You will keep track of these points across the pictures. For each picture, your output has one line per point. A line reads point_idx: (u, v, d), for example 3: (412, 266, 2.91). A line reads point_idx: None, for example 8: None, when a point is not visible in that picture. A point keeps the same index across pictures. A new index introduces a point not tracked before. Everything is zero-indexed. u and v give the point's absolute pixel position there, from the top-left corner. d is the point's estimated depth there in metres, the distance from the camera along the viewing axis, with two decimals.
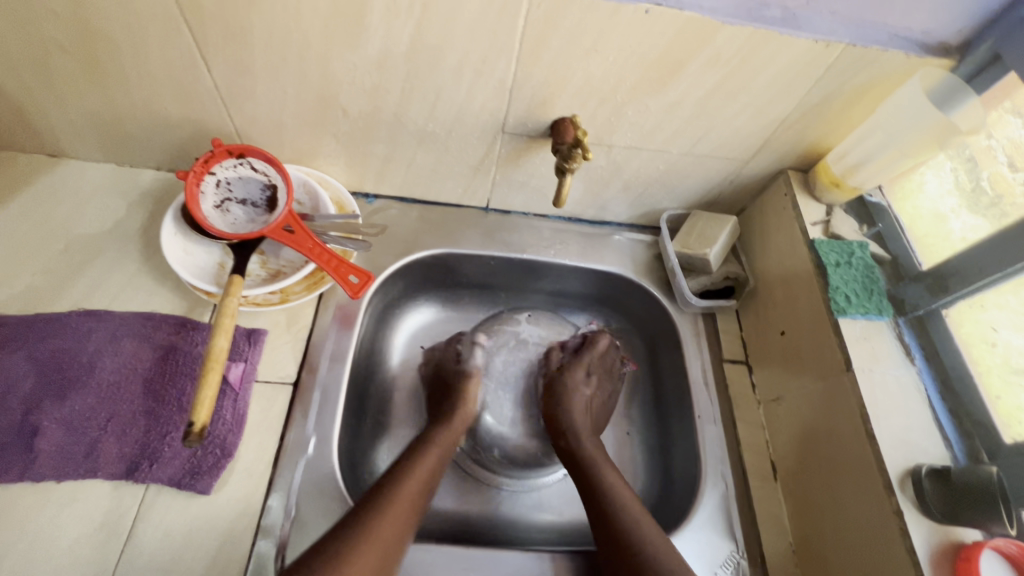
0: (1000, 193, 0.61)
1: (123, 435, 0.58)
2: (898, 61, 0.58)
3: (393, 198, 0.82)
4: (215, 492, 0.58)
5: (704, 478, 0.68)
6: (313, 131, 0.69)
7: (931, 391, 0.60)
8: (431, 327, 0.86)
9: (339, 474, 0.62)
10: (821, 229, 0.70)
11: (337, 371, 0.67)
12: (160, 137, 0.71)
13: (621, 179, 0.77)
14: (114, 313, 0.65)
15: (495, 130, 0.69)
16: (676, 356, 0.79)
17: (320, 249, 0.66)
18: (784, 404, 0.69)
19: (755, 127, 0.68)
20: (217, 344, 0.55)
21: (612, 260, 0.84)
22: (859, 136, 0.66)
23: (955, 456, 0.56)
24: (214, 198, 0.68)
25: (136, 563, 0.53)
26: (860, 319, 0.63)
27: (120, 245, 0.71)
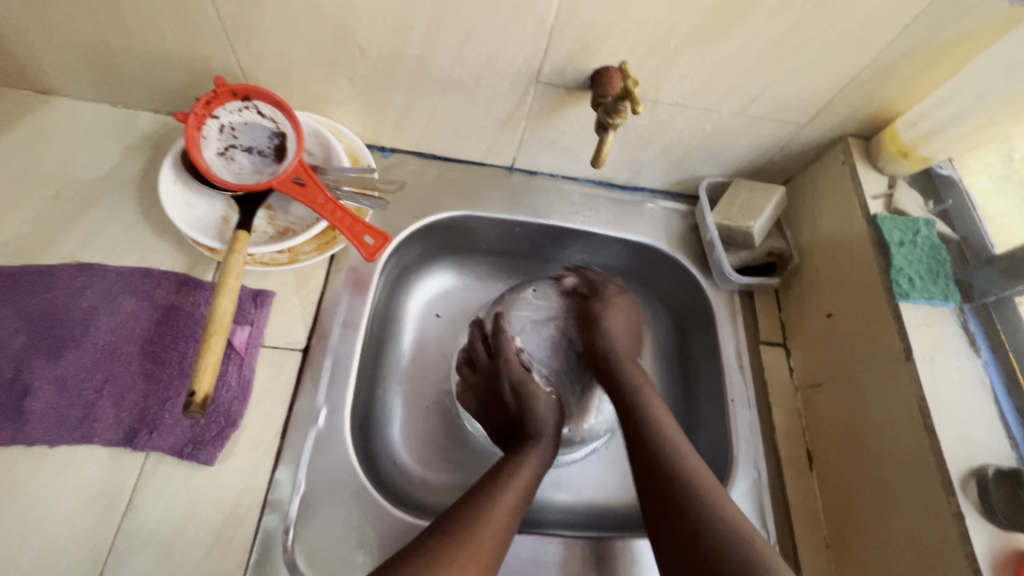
0: None
1: (120, 399, 0.54)
2: (998, 12, 0.51)
3: (410, 153, 0.76)
4: (220, 463, 0.54)
5: (735, 465, 0.64)
6: (326, 73, 0.62)
7: (998, 386, 0.55)
8: (447, 295, 0.80)
9: (352, 448, 0.58)
10: (882, 203, 0.64)
11: (350, 338, 0.62)
12: (158, 75, 0.64)
13: (662, 141, 0.70)
14: (109, 268, 0.60)
15: (529, 79, 0.62)
16: (709, 335, 0.74)
17: (334, 206, 0.61)
18: (826, 391, 0.65)
19: (821, 86, 0.61)
20: (221, 305, 0.50)
21: (644, 229, 0.78)
22: (936, 101, 0.59)
23: (1022, 458, 0.52)
24: (218, 144, 0.61)
25: (137, 536, 0.50)
26: (923, 303, 0.58)
27: (115, 194, 0.65)
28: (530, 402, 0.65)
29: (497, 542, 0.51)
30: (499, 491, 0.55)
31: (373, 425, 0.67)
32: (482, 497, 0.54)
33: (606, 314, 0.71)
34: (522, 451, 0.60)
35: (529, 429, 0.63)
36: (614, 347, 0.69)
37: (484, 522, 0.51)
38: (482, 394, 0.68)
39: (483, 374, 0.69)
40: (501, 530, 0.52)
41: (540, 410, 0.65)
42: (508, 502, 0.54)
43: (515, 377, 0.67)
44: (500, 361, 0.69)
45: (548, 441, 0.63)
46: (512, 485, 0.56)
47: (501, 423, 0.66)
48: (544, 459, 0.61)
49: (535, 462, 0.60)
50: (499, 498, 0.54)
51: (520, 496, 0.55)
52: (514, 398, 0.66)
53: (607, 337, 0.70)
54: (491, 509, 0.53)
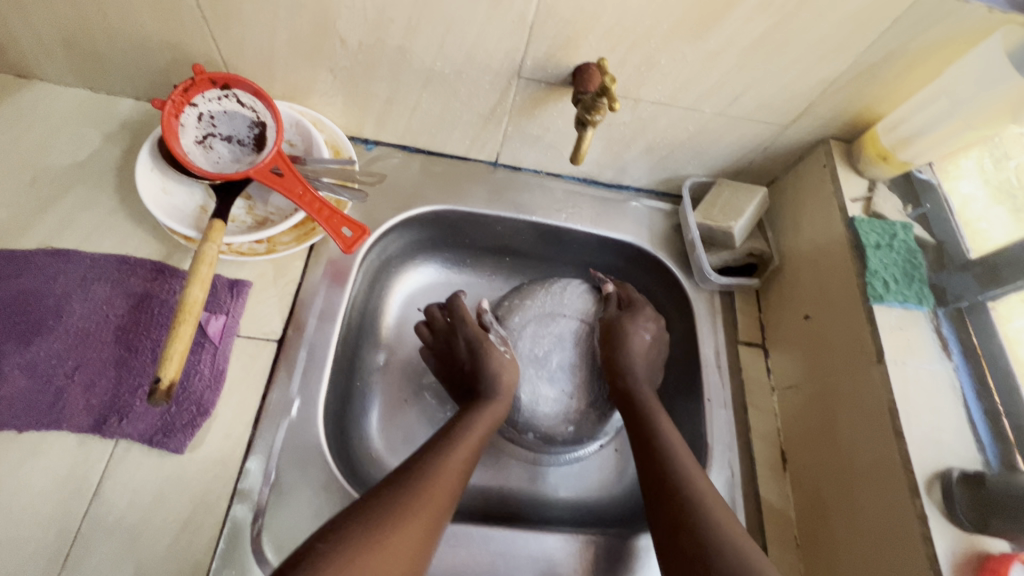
0: None
1: (91, 386, 0.54)
2: (977, 17, 0.51)
3: (394, 146, 0.76)
4: (190, 452, 0.54)
5: (709, 464, 0.64)
6: (308, 63, 0.62)
7: (967, 389, 0.55)
8: (429, 289, 0.80)
9: (324, 439, 0.58)
10: (861, 206, 0.64)
11: (326, 330, 0.63)
12: (138, 60, 0.63)
13: (644, 139, 0.70)
14: (85, 254, 0.60)
15: (511, 73, 0.61)
16: (688, 335, 0.74)
17: (311, 197, 0.60)
18: (801, 393, 0.65)
19: (802, 87, 0.61)
20: (191, 294, 0.49)
21: (627, 228, 0.78)
22: (918, 104, 0.59)
23: (988, 462, 0.52)
24: (196, 132, 0.61)
25: (103, 523, 0.50)
26: (898, 307, 0.58)
27: (93, 180, 0.65)
28: (484, 362, 0.65)
29: (439, 505, 0.50)
30: (446, 453, 0.54)
31: (351, 417, 0.68)
32: (429, 460, 0.53)
33: (638, 332, 0.69)
34: (470, 410, 0.61)
35: (483, 388, 0.63)
36: (632, 376, 0.66)
37: (426, 483, 0.50)
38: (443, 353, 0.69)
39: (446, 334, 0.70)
40: (444, 495, 0.51)
41: (494, 369, 0.64)
42: (455, 462, 0.53)
43: (470, 335, 0.67)
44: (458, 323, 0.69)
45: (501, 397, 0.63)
46: (459, 447, 0.55)
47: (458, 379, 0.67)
48: (494, 417, 0.61)
49: (485, 420, 0.60)
50: (447, 457, 0.54)
51: (467, 456, 0.55)
52: (469, 356, 0.66)
53: (628, 363, 0.67)
54: (436, 468, 0.52)
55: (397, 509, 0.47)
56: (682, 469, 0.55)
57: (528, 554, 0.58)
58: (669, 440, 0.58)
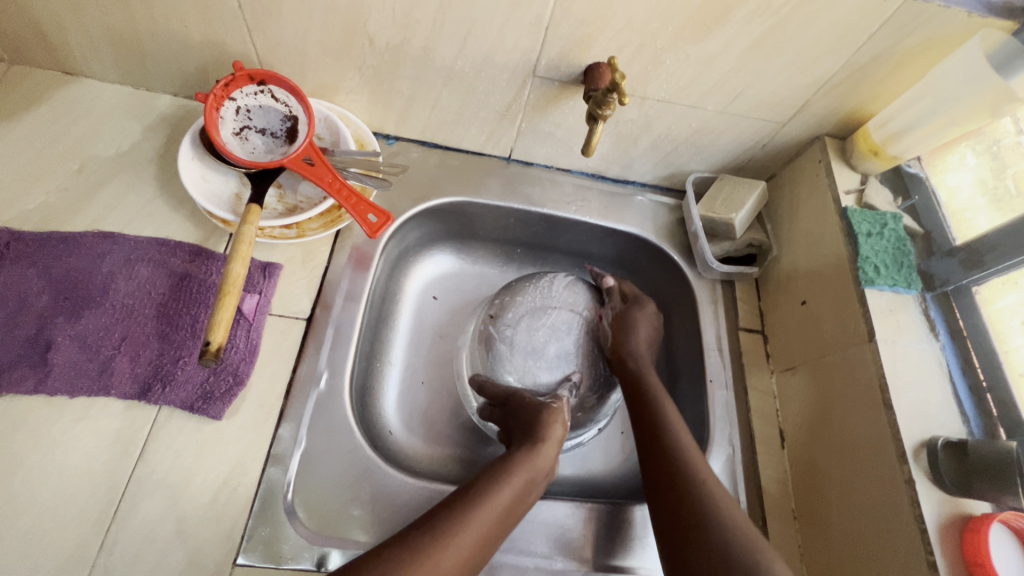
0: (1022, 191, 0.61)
1: (136, 356, 0.58)
2: (958, 21, 0.55)
3: (413, 141, 0.80)
4: (227, 419, 0.58)
5: (711, 440, 0.68)
6: (337, 62, 0.67)
7: (953, 366, 0.59)
8: (444, 278, 0.84)
9: (350, 411, 0.62)
10: (854, 198, 0.69)
11: (351, 310, 0.67)
12: (178, 58, 0.68)
13: (650, 136, 0.75)
14: (128, 237, 0.64)
15: (526, 72, 0.66)
16: (691, 321, 0.78)
17: (339, 184, 0.65)
18: (799, 374, 0.68)
19: (797, 87, 0.65)
20: (234, 269, 0.54)
21: (632, 220, 0.82)
22: (906, 101, 0.64)
23: (971, 431, 0.56)
24: (234, 124, 0.65)
25: (148, 482, 0.54)
26: (888, 290, 0.62)
27: (135, 169, 0.70)
28: (516, 394, 0.62)
29: (476, 544, 0.48)
30: (483, 494, 0.51)
31: (372, 395, 0.71)
32: (461, 499, 0.50)
33: (638, 328, 0.69)
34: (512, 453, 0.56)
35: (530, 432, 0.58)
36: (642, 365, 0.66)
37: (463, 526, 0.48)
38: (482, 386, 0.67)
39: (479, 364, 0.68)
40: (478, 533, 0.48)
41: (527, 401, 0.61)
42: (495, 504, 0.50)
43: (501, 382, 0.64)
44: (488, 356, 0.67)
45: (552, 437, 0.58)
46: (501, 488, 0.52)
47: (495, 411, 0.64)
48: (544, 457, 0.56)
49: (533, 460, 0.55)
50: (484, 499, 0.50)
51: (507, 497, 0.51)
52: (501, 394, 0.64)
53: (633, 350, 0.67)
54: (472, 511, 0.49)
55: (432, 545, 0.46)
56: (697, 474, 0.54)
57: (541, 522, 0.61)
58: (681, 444, 0.57)
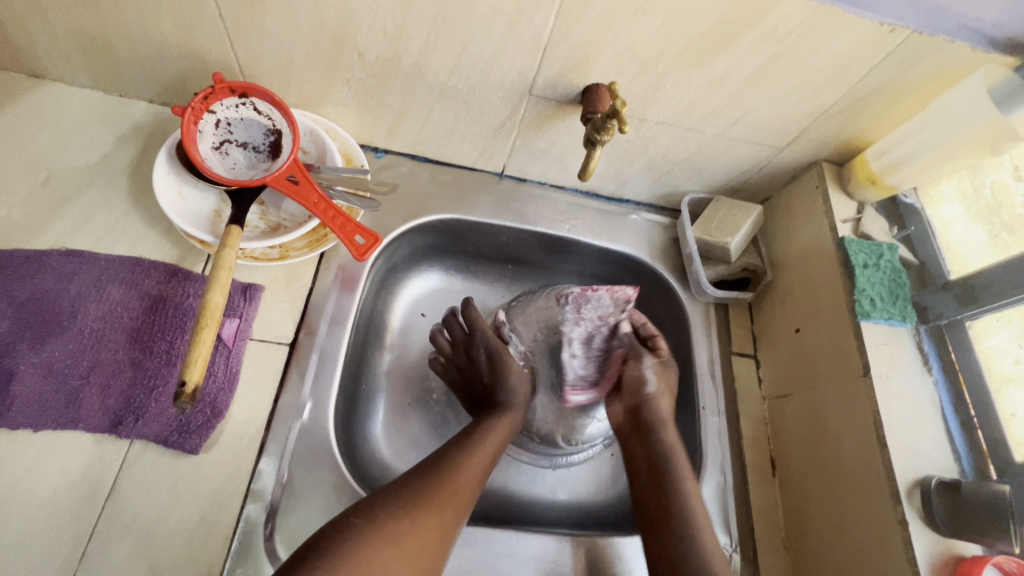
0: (1002, 201, 0.64)
1: (106, 387, 0.55)
2: (961, 55, 0.55)
3: (403, 155, 0.78)
4: (204, 453, 0.55)
5: (703, 468, 0.67)
6: (324, 74, 0.64)
7: (945, 402, 0.59)
8: (433, 295, 0.82)
9: (334, 441, 0.60)
10: (850, 227, 0.68)
11: (337, 334, 0.64)
12: (154, 66, 0.64)
13: (647, 157, 0.73)
14: (99, 256, 0.61)
15: (522, 91, 0.64)
16: (684, 345, 0.77)
17: (326, 205, 0.62)
18: (791, 402, 0.68)
19: (797, 114, 0.64)
20: (212, 298, 0.51)
21: (626, 240, 0.81)
22: (905, 132, 0.63)
23: (962, 470, 0.56)
24: (213, 139, 0.62)
25: (118, 522, 0.51)
26: (883, 323, 0.62)
27: (107, 182, 0.66)
28: (502, 376, 0.66)
29: (469, 493, 0.54)
30: (471, 448, 0.58)
31: (357, 420, 0.69)
32: (454, 453, 0.57)
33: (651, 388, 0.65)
34: (491, 417, 0.63)
35: (500, 398, 0.65)
36: (670, 449, 0.61)
37: (456, 476, 0.54)
38: (461, 366, 0.70)
39: (463, 346, 0.70)
40: (469, 486, 0.54)
41: (513, 384, 0.66)
42: (481, 457, 0.57)
43: (490, 347, 0.68)
44: (475, 332, 0.69)
45: (519, 405, 0.65)
46: (480, 447, 0.58)
47: (474, 394, 0.68)
48: (513, 422, 0.64)
49: (506, 421, 0.63)
50: (471, 453, 0.57)
51: (493, 450, 0.59)
52: (489, 369, 0.67)
53: (659, 425, 0.63)
54: (464, 463, 0.56)
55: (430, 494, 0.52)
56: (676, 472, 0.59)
57: (537, 559, 0.60)
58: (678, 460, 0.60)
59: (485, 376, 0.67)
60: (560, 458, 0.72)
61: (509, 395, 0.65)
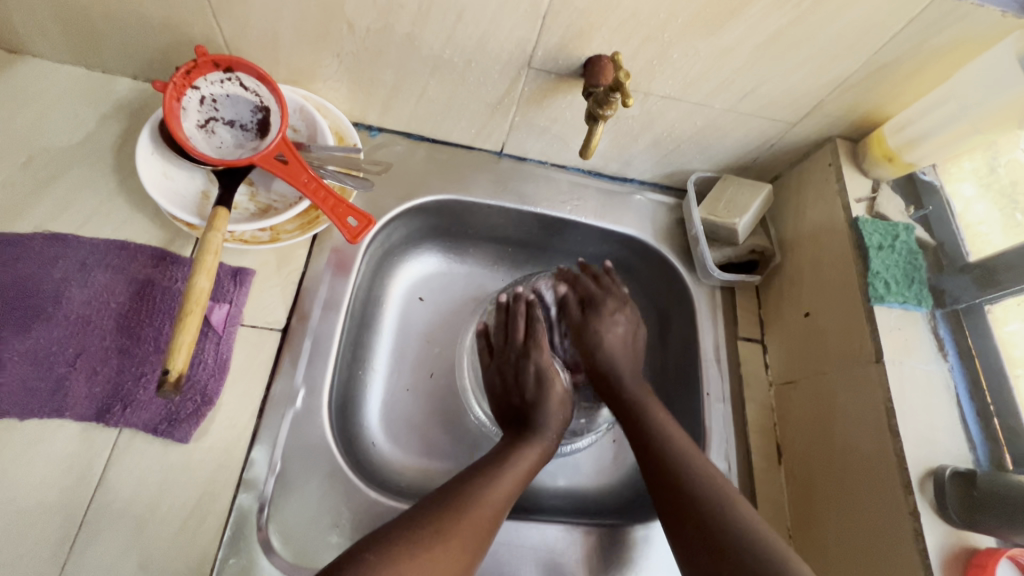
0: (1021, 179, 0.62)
1: (93, 374, 0.53)
2: (991, 20, 0.51)
3: (398, 133, 0.75)
4: (195, 441, 0.54)
5: (706, 456, 0.66)
6: (313, 47, 0.61)
7: (960, 389, 0.57)
8: (432, 278, 0.80)
9: (329, 429, 0.59)
10: (864, 207, 0.65)
11: (331, 319, 0.62)
12: (133, 40, 0.61)
13: (652, 133, 0.70)
14: (84, 240, 0.59)
15: (521, 64, 0.60)
16: (688, 329, 0.75)
17: (317, 185, 0.60)
18: (799, 388, 0.66)
19: (811, 87, 0.60)
20: (197, 284, 0.49)
21: (630, 222, 0.78)
22: (926, 106, 0.60)
23: (977, 460, 0.54)
24: (198, 116, 0.59)
25: (108, 511, 0.50)
26: (897, 307, 0.59)
27: (90, 162, 0.63)
28: (546, 397, 0.64)
29: (491, 523, 0.51)
30: (498, 474, 0.55)
31: (352, 406, 0.68)
32: (480, 479, 0.54)
33: (610, 325, 0.70)
34: (523, 442, 0.60)
35: (535, 422, 0.62)
36: (619, 371, 0.67)
37: (474, 511, 0.51)
38: (503, 371, 0.67)
39: (511, 351, 0.68)
40: (492, 515, 0.52)
41: (553, 408, 0.64)
42: (504, 489, 0.54)
43: (542, 364, 0.66)
44: (530, 347, 0.68)
45: (552, 434, 0.62)
46: (501, 481, 0.54)
47: (510, 407, 0.65)
48: (543, 452, 0.61)
49: (535, 451, 0.60)
50: (498, 482, 0.54)
51: (519, 479, 0.56)
52: (535, 386, 0.65)
53: (603, 349, 0.68)
54: (488, 491, 0.53)
55: (451, 524, 0.49)
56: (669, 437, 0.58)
57: (537, 547, 0.59)
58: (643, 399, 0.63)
59: (527, 390, 0.65)
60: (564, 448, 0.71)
61: (547, 420, 0.63)
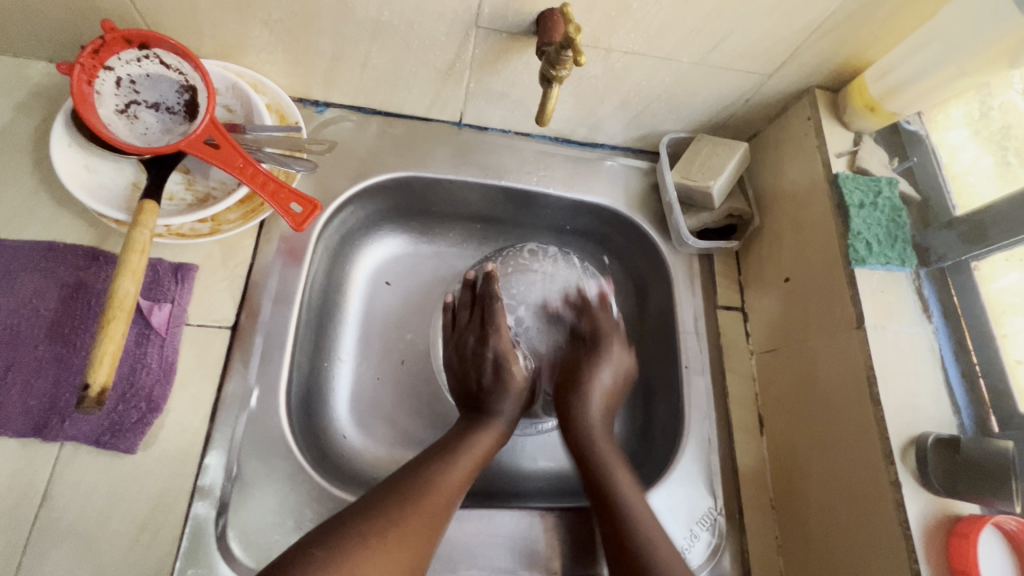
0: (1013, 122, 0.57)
1: (27, 387, 0.50)
2: None
3: (347, 108, 0.70)
4: (143, 451, 0.51)
5: (686, 432, 0.64)
6: (238, 16, 0.55)
7: (945, 351, 0.54)
8: (396, 260, 0.76)
9: (290, 428, 0.56)
10: (845, 161, 0.61)
11: (283, 313, 0.59)
12: (36, 19, 0.55)
13: (619, 93, 0.65)
14: (7, 243, 0.54)
15: (468, 23, 0.55)
16: (665, 299, 0.72)
17: (253, 169, 0.55)
18: (779, 357, 0.63)
19: (786, 33, 0.55)
20: (121, 286, 0.45)
21: (601, 190, 0.74)
22: (910, 47, 0.55)
23: (962, 424, 0.52)
24: (116, 101, 0.54)
25: (55, 528, 0.48)
26: (879, 269, 0.56)
27: (8, 157, 0.58)
28: (504, 385, 0.62)
29: (445, 512, 0.49)
30: (454, 458, 0.54)
31: (317, 400, 0.65)
32: (434, 465, 0.52)
33: (600, 368, 0.64)
34: (478, 428, 0.58)
35: (489, 406, 0.61)
36: (593, 439, 0.60)
37: (427, 496, 0.49)
38: (462, 352, 0.64)
39: (470, 332, 0.65)
40: (450, 496, 0.50)
41: (513, 395, 0.62)
42: (460, 472, 0.52)
43: (501, 348, 0.63)
44: (489, 332, 0.64)
45: (509, 416, 0.61)
46: (456, 465, 0.53)
47: (466, 391, 0.63)
48: (500, 435, 0.59)
49: (495, 434, 0.59)
50: (453, 466, 0.53)
51: (474, 465, 0.54)
52: (493, 374, 0.62)
53: (587, 389, 0.63)
54: (445, 476, 0.51)
55: (404, 515, 0.47)
56: (615, 479, 0.56)
57: (515, 537, 0.57)
58: (601, 448, 0.60)
59: (485, 376, 0.62)
60: (544, 423, 0.69)
61: (503, 402, 0.61)
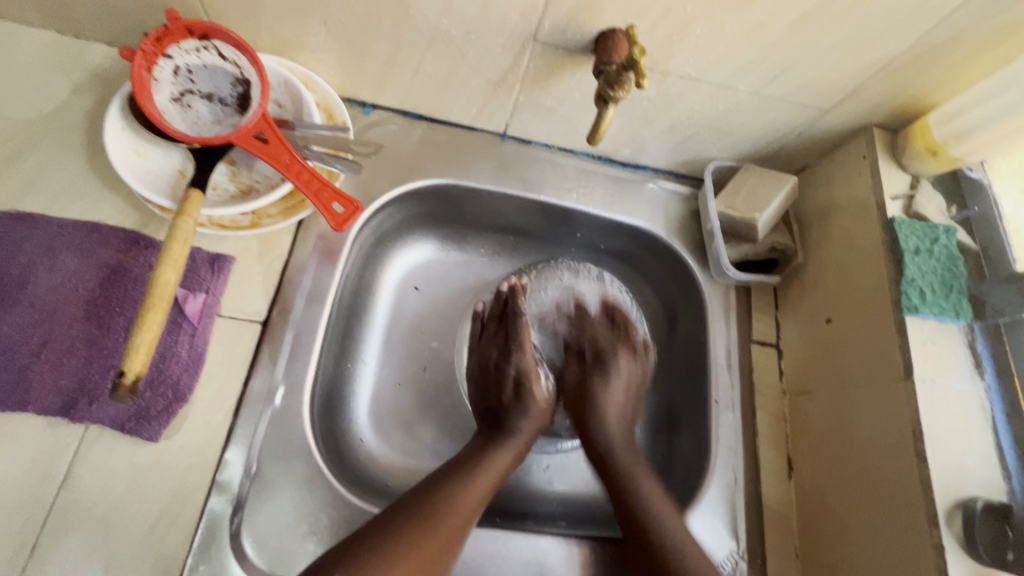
0: None
1: (58, 366, 0.50)
2: None
3: (393, 111, 0.70)
4: (166, 439, 0.51)
5: (711, 468, 0.62)
6: (298, 14, 0.55)
7: (996, 411, 0.52)
8: (427, 268, 0.75)
9: (311, 430, 0.56)
10: (901, 205, 0.59)
11: (314, 312, 0.58)
12: (102, 3, 0.56)
13: (669, 117, 0.64)
14: (52, 220, 0.55)
15: (525, 36, 0.54)
16: (698, 329, 0.70)
17: (299, 166, 0.55)
18: (815, 400, 0.61)
19: (851, 70, 0.54)
20: (161, 274, 0.45)
21: (640, 212, 0.72)
22: (979, 93, 0.53)
23: (1012, 490, 0.49)
24: (171, 89, 0.54)
25: (73, 511, 0.47)
26: (931, 319, 0.54)
27: (62, 135, 0.59)
28: (525, 402, 0.60)
29: (462, 530, 0.48)
30: (472, 474, 0.52)
31: (338, 402, 0.65)
32: (452, 481, 0.51)
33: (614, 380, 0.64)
34: (498, 442, 0.57)
35: (510, 422, 0.59)
36: (610, 439, 0.60)
37: (446, 514, 0.48)
38: (485, 366, 0.63)
39: (495, 345, 0.64)
40: (469, 514, 0.49)
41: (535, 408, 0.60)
42: (477, 489, 0.51)
43: (522, 365, 0.62)
44: (513, 347, 0.63)
45: (527, 434, 0.59)
46: (477, 480, 0.52)
47: (488, 405, 0.62)
48: (518, 452, 0.58)
49: (514, 451, 0.57)
50: (472, 482, 0.52)
51: (492, 484, 0.53)
52: (514, 391, 0.61)
53: (601, 412, 0.62)
54: (464, 492, 0.50)
55: (423, 533, 0.46)
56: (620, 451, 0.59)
57: (528, 564, 0.56)
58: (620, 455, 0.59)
59: (506, 392, 0.61)
60: (563, 444, 0.67)
61: (524, 419, 0.60)
